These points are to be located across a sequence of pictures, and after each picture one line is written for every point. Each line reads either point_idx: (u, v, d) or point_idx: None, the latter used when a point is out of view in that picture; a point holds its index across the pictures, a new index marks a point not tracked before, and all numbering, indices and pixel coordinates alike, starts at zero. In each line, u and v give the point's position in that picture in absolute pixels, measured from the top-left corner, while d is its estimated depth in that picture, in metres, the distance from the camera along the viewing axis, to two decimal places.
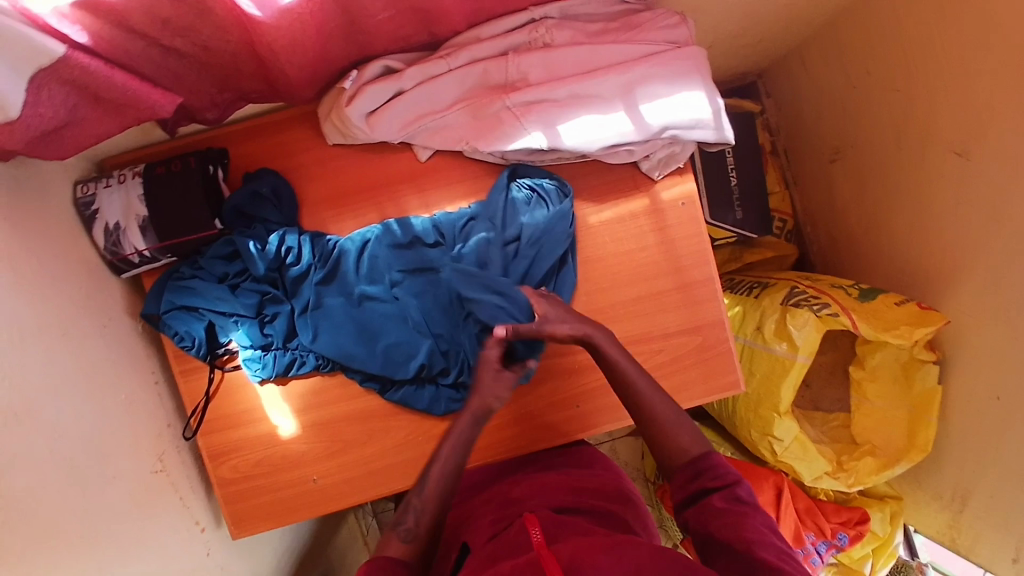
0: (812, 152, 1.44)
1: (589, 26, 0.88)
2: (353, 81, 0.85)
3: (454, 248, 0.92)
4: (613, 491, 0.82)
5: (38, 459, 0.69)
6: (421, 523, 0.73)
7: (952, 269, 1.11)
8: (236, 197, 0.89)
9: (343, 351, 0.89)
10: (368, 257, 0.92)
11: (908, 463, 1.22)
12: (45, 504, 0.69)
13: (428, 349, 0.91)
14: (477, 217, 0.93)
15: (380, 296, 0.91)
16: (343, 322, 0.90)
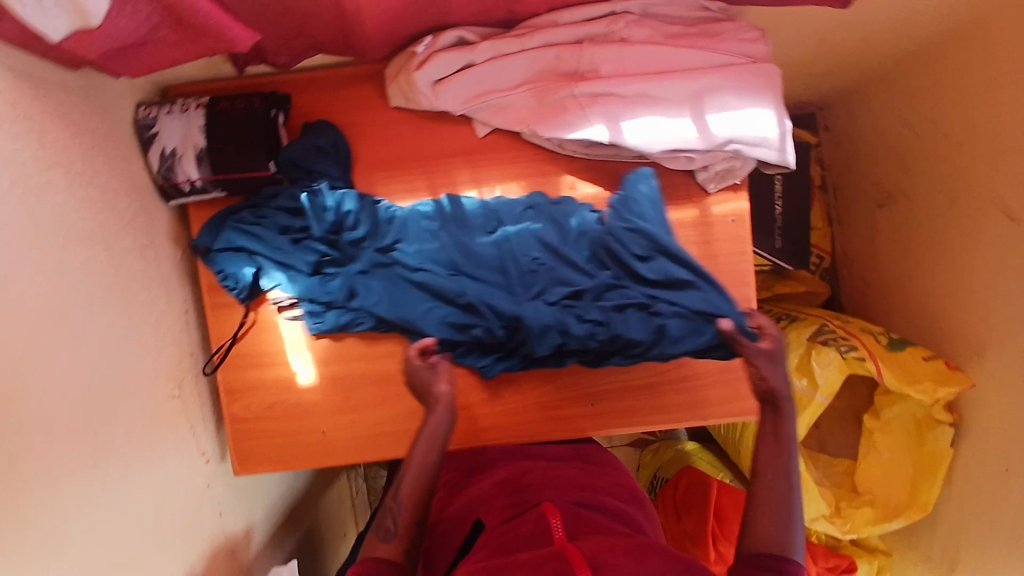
0: (860, 194, 1.42)
1: (667, 27, 0.88)
2: (426, 46, 0.85)
3: (513, 235, 0.90)
4: (623, 493, 0.83)
5: (65, 367, 0.70)
6: (401, 527, 0.70)
7: (983, 332, 1.08)
8: (291, 146, 0.90)
9: (400, 316, 0.90)
10: (425, 232, 0.91)
11: (907, 519, 1.20)
12: (61, 410, 0.69)
13: (488, 324, 0.89)
14: (536, 205, 0.92)
15: (437, 271, 0.90)
16: (398, 291, 0.90)
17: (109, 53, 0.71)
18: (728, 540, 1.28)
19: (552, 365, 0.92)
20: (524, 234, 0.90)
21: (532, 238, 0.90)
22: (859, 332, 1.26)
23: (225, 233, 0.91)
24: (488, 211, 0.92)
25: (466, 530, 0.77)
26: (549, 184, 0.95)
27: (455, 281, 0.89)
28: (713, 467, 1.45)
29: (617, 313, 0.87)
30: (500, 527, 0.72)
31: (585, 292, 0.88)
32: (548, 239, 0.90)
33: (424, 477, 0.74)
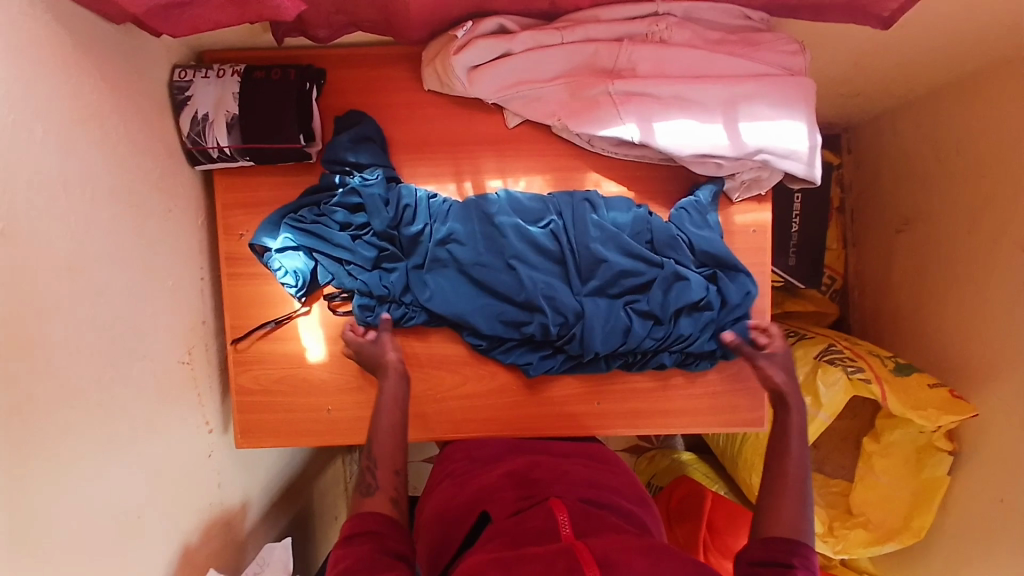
0: (879, 218, 1.42)
1: (708, 32, 0.88)
2: (466, 31, 0.85)
3: (571, 233, 0.91)
4: (631, 494, 0.83)
5: (83, 319, 0.71)
6: (382, 481, 0.71)
7: (992, 365, 1.08)
8: (333, 141, 0.92)
9: (456, 311, 0.90)
10: (481, 227, 0.91)
11: (899, 544, 1.21)
12: (77, 361, 0.69)
13: (542, 322, 0.90)
14: (591, 198, 0.92)
15: (494, 266, 0.90)
16: (459, 289, 0.91)
17: (153, 9, 0.71)
18: (720, 552, 1.26)
19: (601, 368, 0.94)
20: (576, 230, 0.91)
21: (585, 233, 0.90)
22: (866, 354, 1.26)
23: (284, 230, 0.91)
24: (538, 206, 0.92)
25: (473, 522, 0.76)
26: (575, 180, 0.95)
27: (512, 276, 0.90)
28: (709, 477, 1.46)
29: (674, 318, 0.90)
30: (509, 519, 0.72)
31: (641, 291, 0.91)
32: (600, 234, 0.91)
33: (395, 438, 0.75)
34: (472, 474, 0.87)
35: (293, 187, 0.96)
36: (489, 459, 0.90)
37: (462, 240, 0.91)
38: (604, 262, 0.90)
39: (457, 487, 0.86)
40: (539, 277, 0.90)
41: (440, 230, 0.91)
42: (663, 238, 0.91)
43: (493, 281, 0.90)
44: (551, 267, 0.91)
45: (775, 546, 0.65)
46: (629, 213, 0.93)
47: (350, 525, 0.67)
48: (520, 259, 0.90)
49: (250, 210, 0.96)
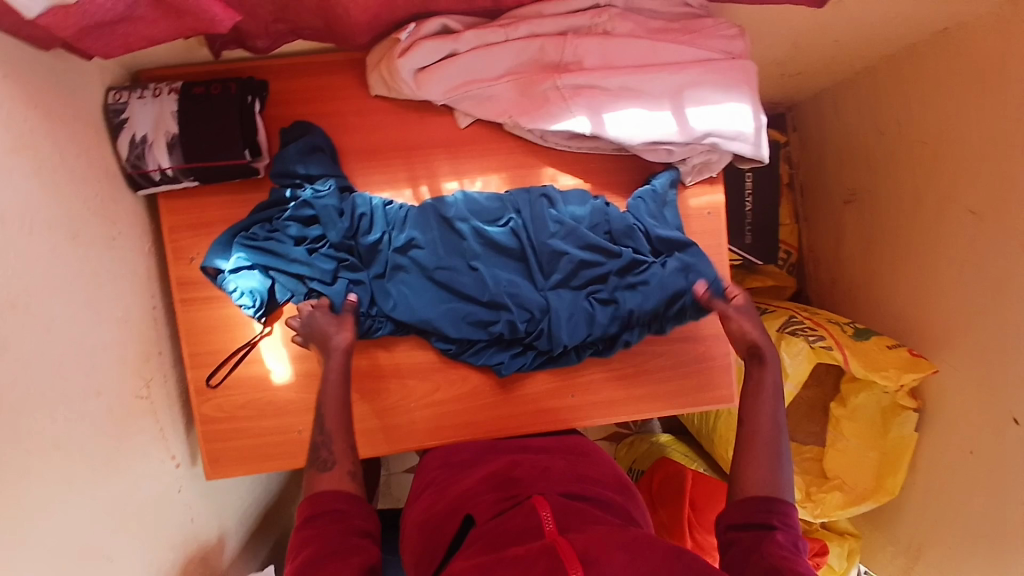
0: (826, 192, 1.47)
1: (650, 21, 0.89)
2: (409, 33, 0.84)
3: (531, 230, 0.91)
4: (612, 483, 0.84)
5: (30, 359, 0.67)
6: (338, 455, 0.72)
7: (947, 325, 1.13)
8: (281, 154, 0.89)
9: (421, 317, 0.89)
10: (440, 230, 0.91)
11: (874, 503, 1.26)
12: (28, 405, 0.66)
13: (508, 320, 0.90)
14: (549, 194, 0.92)
15: (457, 270, 0.90)
16: (425, 297, 0.90)
17: (84, 30, 0.68)
18: (704, 529, 1.29)
19: (572, 360, 0.94)
20: (535, 226, 0.91)
21: (542, 228, 0.91)
22: (825, 322, 1.31)
23: (236, 250, 0.88)
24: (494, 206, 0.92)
25: (457, 527, 0.76)
26: (530, 176, 0.95)
27: (475, 277, 0.90)
28: (688, 457, 1.49)
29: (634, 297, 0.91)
30: (492, 521, 0.71)
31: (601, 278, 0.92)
32: (558, 228, 0.91)
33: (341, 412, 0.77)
34: (453, 479, 0.87)
35: (243, 204, 0.93)
36: (470, 461, 0.90)
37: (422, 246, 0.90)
38: (565, 254, 0.91)
39: (439, 493, 0.85)
40: (504, 277, 0.90)
41: (398, 237, 0.90)
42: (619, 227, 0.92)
43: (459, 284, 0.90)
44: (512, 268, 0.92)
45: (751, 504, 0.68)
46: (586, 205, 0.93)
47: (310, 508, 0.67)
48: (483, 260, 0.90)
49: (200, 232, 0.93)
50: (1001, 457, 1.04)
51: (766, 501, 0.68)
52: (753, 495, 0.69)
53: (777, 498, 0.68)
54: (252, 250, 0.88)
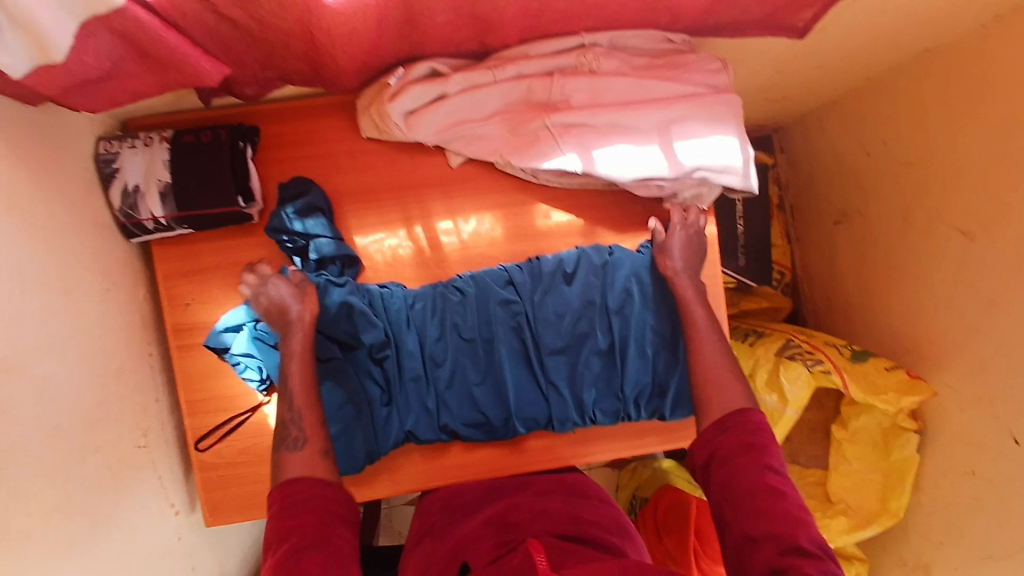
0: (818, 213, 1.47)
1: (635, 59, 0.89)
2: (398, 77, 0.85)
3: (529, 336, 0.89)
4: (612, 525, 0.83)
5: (28, 419, 0.67)
6: (308, 432, 0.74)
7: (944, 347, 1.13)
8: (277, 210, 0.89)
9: (433, 422, 0.91)
10: (430, 342, 0.90)
11: (879, 527, 1.24)
12: (25, 468, 0.65)
13: (524, 424, 0.91)
14: (518, 282, 0.90)
15: (453, 376, 0.90)
16: (425, 424, 0.91)
17: (69, 88, 0.68)
18: (711, 558, 1.30)
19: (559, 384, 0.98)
20: (539, 326, 0.89)
21: (548, 328, 0.89)
22: (823, 346, 1.30)
23: (245, 343, 0.89)
24: (500, 297, 0.89)
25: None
26: (524, 213, 0.95)
27: (484, 387, 0.90)
28: (690, 484, 1.47)
29: (638, 392, 0.90)
30: (488, 567, 0.71)
31: (605, 366, 0.90)
32: (563, 320, 0.89)
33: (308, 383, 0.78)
34: (453, 526, 0.86)
35: (236, 249, 0.93)
36: (470, 508, 0.89)
37: (422, 373, 0.90)
38: (583, 370, 0.89)
39: (438, 542, 0.84)
40: (498, 402, 0.90)
41: (408, 357, 0.90)
42: (618, 303, 0.89)
43: (455, 417, 0.90)
44: (518, 377, 0.90)
45: (729, 432, 0.68)
46: (574, 302, 0.89)
47: (280, 497, 0.68)
48: (473, 372, 0.90)
49: (193, 277, 0.92)
50: (1003, 480, 1.03)
51: (738, 418, 0.69)
52: (723, 418, 0.70)
53: (748, 413, 0.70)
54: (266, 347, 0.88)
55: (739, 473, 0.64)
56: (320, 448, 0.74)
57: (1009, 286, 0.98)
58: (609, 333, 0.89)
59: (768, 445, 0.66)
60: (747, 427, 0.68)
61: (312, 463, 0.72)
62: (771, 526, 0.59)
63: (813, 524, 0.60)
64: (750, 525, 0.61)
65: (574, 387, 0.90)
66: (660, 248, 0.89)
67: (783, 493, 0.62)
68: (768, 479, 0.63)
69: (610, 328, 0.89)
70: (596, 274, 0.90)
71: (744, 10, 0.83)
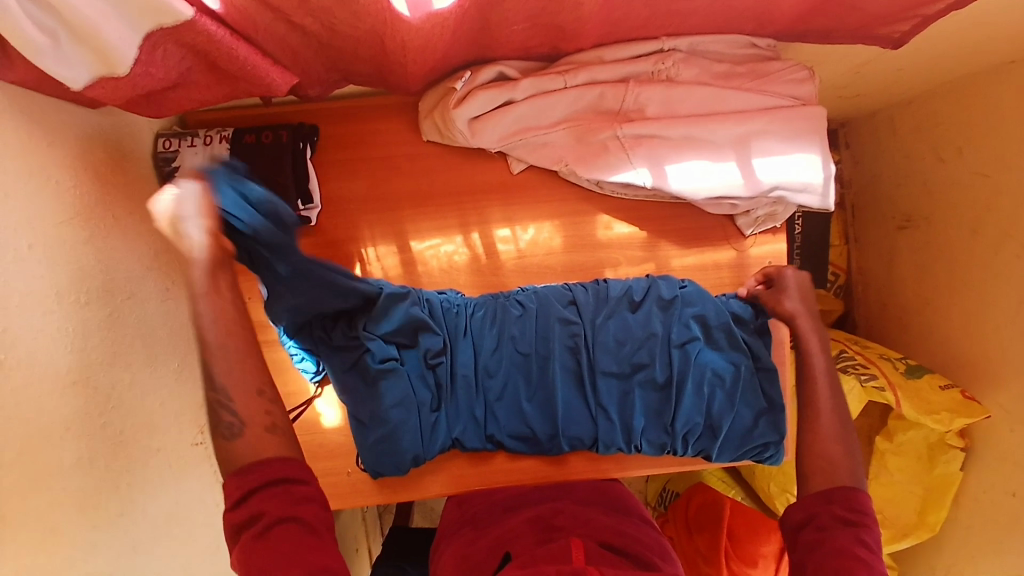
0: (878, 214, 1.38)
1: (715, 66, 0.84)
2: (464, 82, 0.81)
3: (589, 355, 0.87)
4: (655, 545, 0.81)
5: (95, 428, 0.67)
6: (249, 420, 0.64)
7: (1002, 371, 1.07)
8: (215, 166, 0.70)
9: (481, 431, 0.90)
10: (484, 354, 0.88)
11: (915, 539, 1.20)
12: (92, 475, 0.67)
13: (569, 440, 0.89)
14: (578, 302, 0.89)
15: (505, 391, 0.88)
16: (472, 432, 0.90)
17: (136, 97, 0.67)
18: (741, 559, 1.30)
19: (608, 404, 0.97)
20: (597, 350, 0.87)
21: (605, 353, 0.87)
22: (877, 359, 1.25)
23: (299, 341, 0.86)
24: (560, 315, 0.88)
25: (493, 565, 0.74)
26: (584, 223, 0.93)
27: (534, 404, 0.88)
28: (724, 484, 1.48)
29: (688, 430, 0.87)
30: (530, 553, 0.71)
31: (663, 396, 0.87)
32: (622, 347, 0.88)
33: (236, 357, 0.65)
34: (494, 522, 0.85)
35: None
36: (512, 507, 0.89)
37: (474, 385, 0.88)
38: (639, 397, 0.88)
39: (479, 533, 0.84)
40: (545, 418, 0.88)
41: (461, 366, 0.88)
42: (682, 338, 0.87)
43: (502, 429, 0.89)
44: (569, 395, 0.88)
45: (832, 503, 0.66)
46: (636, 329, 0.88)
47: (240, 483, 0.62)
48: (528, 388, 0.88)
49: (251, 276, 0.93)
50: None
51: (845, 493, 0.67)
52: (829, 489, 0.68)
53: (857, 491, 0.67)
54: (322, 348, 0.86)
55: (831, 540, 0.62)
56: (262, 425, 0.65)
57: None
58: (669, 364, 0.87)
59: (870, 525, 0.64)
60: (850, 503, 0.65)
61: (256, 442, 0.64)
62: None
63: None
64: None
65: (624, 413, 0.88)
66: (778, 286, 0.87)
67: (872, 566, 0.59)
68: (857, 550, 0.60)
69: (672, 362, 0.87)
70: (662, 309, 0.89)
71: (840, 22, 0.77)
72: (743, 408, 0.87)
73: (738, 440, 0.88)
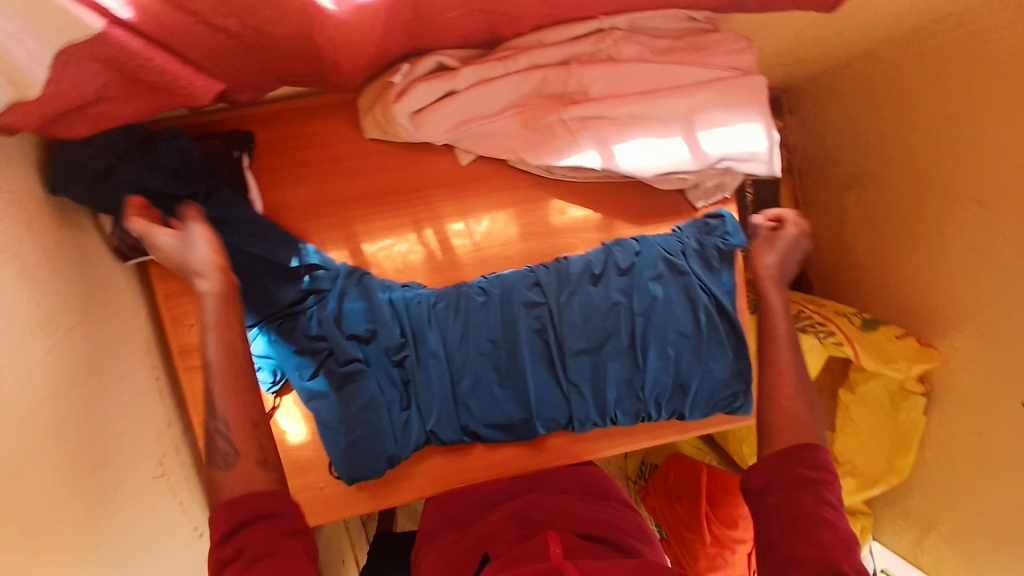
0: (825, 175, 1.41)
1: (656, 42, 0.83)
2: (403, 75, 0.79)
3: (556, 334, 0.87)
4: (634, 529, 0.82)
5: (50, 469, 0.64)
6: (241, 448, 0.63)
7: (952, 318, 1.11)
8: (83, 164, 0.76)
9: (455, 422, 0.89)
10: (452, 345, 0.87)
11: (885, 485, 1.25)
12: (52, 520, 0.63)
13: (545, 421, 0.90)
14: (543, 282, 0.89)
15: (475, 380, 0.87)
16: (447, 425, 0.89)
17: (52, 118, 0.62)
18: (721, 522, 1.34)
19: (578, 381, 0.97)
20: (563, 328, 0.87)
21: (572, 330, 0.87)
22: (834, 316, 1.28)
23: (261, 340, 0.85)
24: (525, 299, 0.87)
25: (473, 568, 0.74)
26: (538, 210, 0.93)
27: (505, 390, 0.88)
28: (699, 450, 1.50)
29: (658, 394, 0.89)
30: (510, 553, 0.71)
31: (632, 366, 0.88)
32: (588, 322, 0.87)
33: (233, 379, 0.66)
34: (474, 521, 0.85)
35: None
36: (490, 504, 0.88)
37: (444, 377, 0.87)
38: (611, 371, 0.88)
39: (459, 534, 0.84)
40: (518, 403, 0.89)
41: (431, 357, 0.87)
42: (644, 306, 0.88)
43: (477, 417, 0.89)
44: (540, 377, 0.88)
45: (791, 461, 0.66)
46: (601, 301, 0.88)
47: (227, 518, 0.59)
48: (499, 373, 0.87)
49: (196, 296, 0.89)
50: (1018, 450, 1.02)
51: (804, 451, 0.67)
52: (787, 448, 0.68)
53: (816, 447, 0.67)
54: (283, 351, 0.85)
55: (796, 503, 0.63)
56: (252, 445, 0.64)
57: None
58: (634, 332, 0.87)
59: (831, 481, 0.65)
60: (809, 459, 0.66)
61: (244, 474, 0.62)
62: (815, 550, 0.58)
63: (858, 557, 0.59)
64: (797, 548, 0.59)
65: (596, 389, 0.88)
66: (767, 239, 0.84)
67: (839, 527, 0.60)
68: (823, 512, 0.61)
69: (637, 333, 0.87)
70: (622, 277, 0.89)
71: None
72: (712, 365, 0.90)
73: (707, 394, 0.91)
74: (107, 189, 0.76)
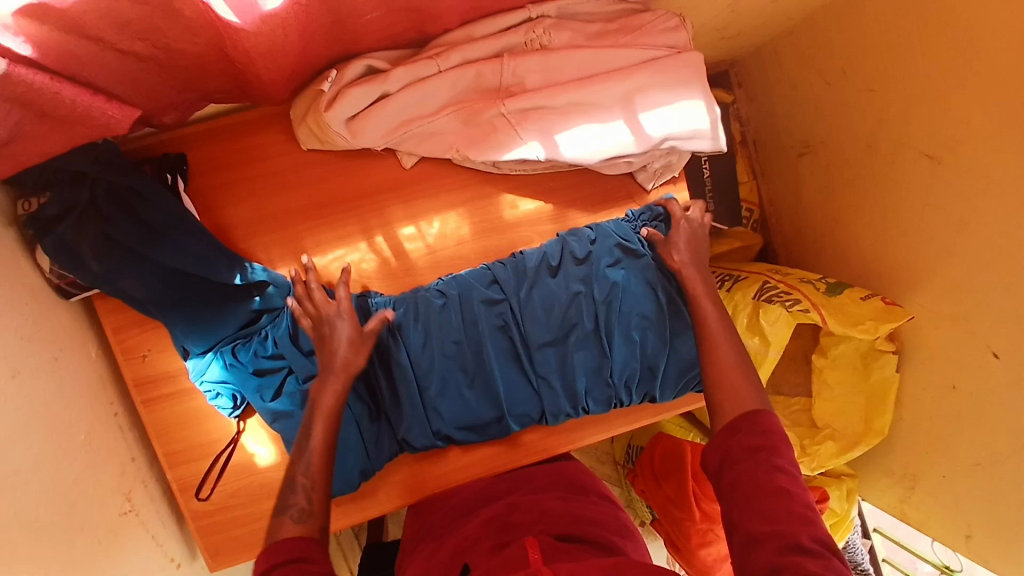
0: (780, 144, 1.41)
1: (588, 26, 0.84)
2: (332, 82, 0.77)
3: (520, 328, 0.86)
4: (615, 524, 0.82)
5: (9, 519, 0.61)
6: (314, 503, 0.66)
7: (910, 274, 1.12)
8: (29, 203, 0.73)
9: (429, 429, 0.87)
10: (416, 351, 0.85)
11: (866, 446, 1.24)
12: (23, 569, 0.61)
13: (518, 418, 0.89)
14: (501, 278, 0.88)
15: (442, 383, 0.86)
16: (419, 434, 0.86)
17: None
18: (709, 498, 1.35)
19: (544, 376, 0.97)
20: (527, 322, 0.86)
21: (536, 323, 0.86)
22: (799, 284, 1.27)
23: (215, 369, 0.84)
24: (484, 297, 0.87)
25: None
26: (488, 207, 0.91)
27: (475, 391, 0.87)
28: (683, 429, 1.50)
29: (626, 380, 0.89)
30: (487, 563, 0.70)
31: (598, 355, 0.87)
32: (551, 314, 0.87)
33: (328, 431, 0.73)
34: (455, 526, 0.84)
35: None
36: (469, 509, 0.87)
37: (410, 385, 0.85)
38: (578, 361, 0.87)
39: (440, 543, 0.82)
40: (489, 403, 0.87)
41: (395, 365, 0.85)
42: (605, 294, 0.87)
43: (449, 421, 0.87)
44: (509, 374, 0.87)
45: (740, 434, 0.67)
46: (561, 293, 0.87)
47: (267, 557, 0.60)
48: (467, 374, 0.86)
49: (146, 326, 0.87)
50: (985, 398, 1.03)
51: (750, 420, 0.68)
52: (733, 421, 0.69)
53: (760, 414, 0.69)
54: (242, 375, 0.84)
55: (748, 476, 0.63)
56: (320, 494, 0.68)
57: (979, 204, 0.95)
58: (597, 319, 0.87)
59: (779, 445, 0.65)
60: (756, 428, 0.67)
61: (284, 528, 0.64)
62: (773, 525, 0.58)
63: (819, 526, 0.59)
64: (756, 525, 0.59)
65: (566, 380, 0.88)
66: (665, 242, 0.88)
67: (792, 493, 0.60)
68: (777, 480, 0.61)
69: (599, 321, 0.87)
70: (580, 267, 0.88)
71: None
72: (678, 349, 0.88)
73: (671, 382, 0.90)
74: (57, 235, 0.73)
